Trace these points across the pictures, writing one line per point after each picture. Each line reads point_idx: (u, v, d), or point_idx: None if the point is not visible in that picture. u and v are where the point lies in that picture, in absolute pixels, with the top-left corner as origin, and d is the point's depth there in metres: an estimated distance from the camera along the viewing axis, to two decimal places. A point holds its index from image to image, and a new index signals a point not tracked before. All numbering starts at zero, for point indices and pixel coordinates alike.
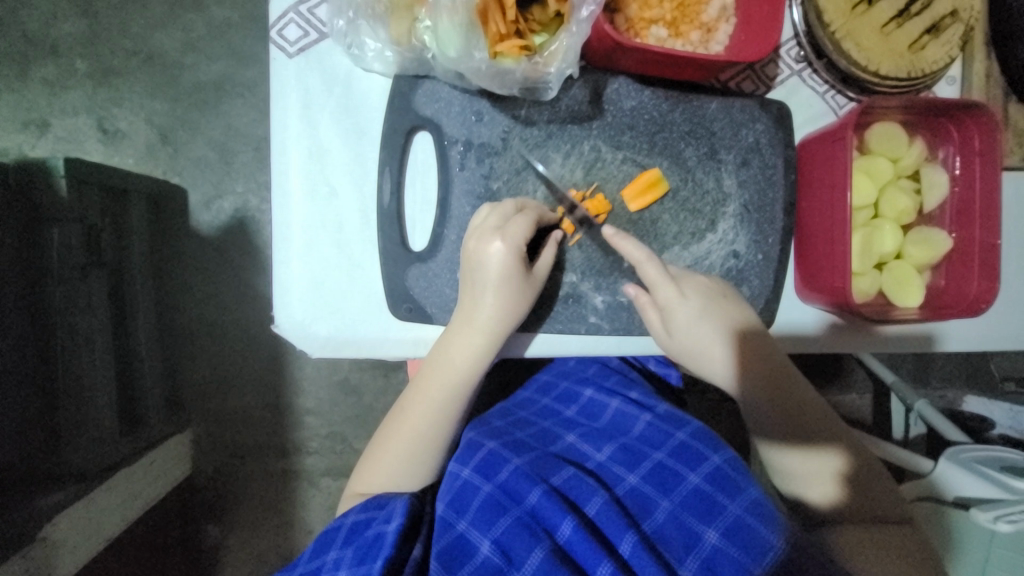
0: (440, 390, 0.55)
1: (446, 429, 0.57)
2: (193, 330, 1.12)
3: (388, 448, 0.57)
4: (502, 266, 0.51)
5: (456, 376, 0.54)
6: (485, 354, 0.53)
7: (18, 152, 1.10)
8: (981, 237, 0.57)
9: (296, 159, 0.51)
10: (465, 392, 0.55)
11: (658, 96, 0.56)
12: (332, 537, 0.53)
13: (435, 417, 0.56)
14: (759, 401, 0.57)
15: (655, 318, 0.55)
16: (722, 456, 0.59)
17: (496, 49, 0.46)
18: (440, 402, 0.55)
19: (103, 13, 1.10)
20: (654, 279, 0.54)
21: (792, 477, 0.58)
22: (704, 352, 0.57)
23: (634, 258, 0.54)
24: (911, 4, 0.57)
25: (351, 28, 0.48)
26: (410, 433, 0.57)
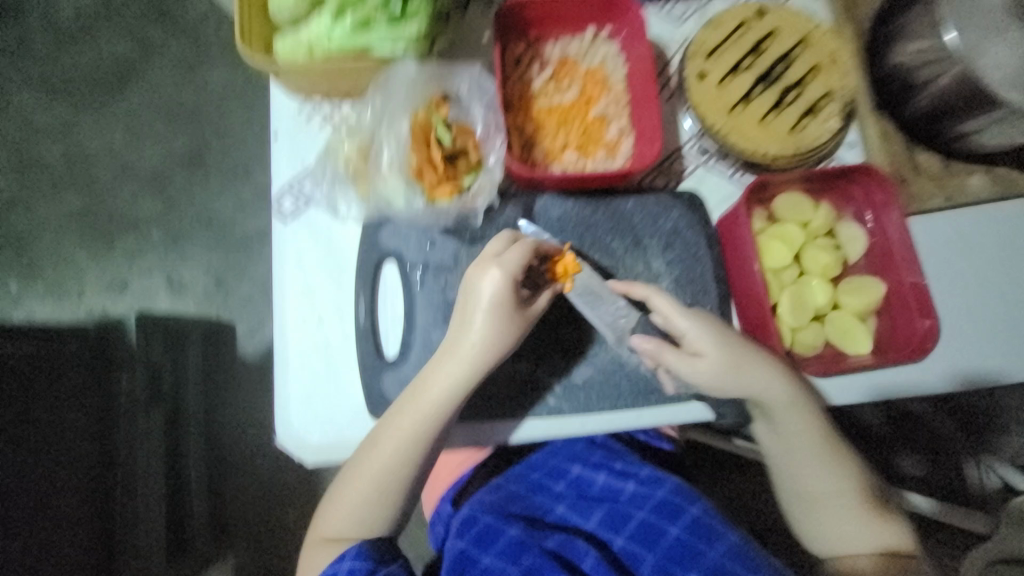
0: (403, 434, 0.58)
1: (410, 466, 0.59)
2: (235, 452, 1.21)
3: (351, 494, 0.60)
4: (492, 292, 0.58)
5: (432, 405, 0.58)
6: (457, 384, 0.58)
7: (102, 309, 1.33)
8: (908, 279, 0.61)
9: (292, 297, 0.64)
10: (425, 442, 0.58)
11: (580, 203, 0.66)
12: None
13: (391, 467, 0.59)
14: (797, 432, 0.62)
15: (680, 356, 0.60)
16: (700, 507, 0.62)
17: (433, 195, 0.60)
18: (414, 432, 0.58)
19: (174, 192, 1.39)
20: (674, 314, 0.60)
21: (817, 508, 0.65)
22: (742, 381, 0.59)
23: (648, 298, 0.61)
24: (784, 97, 0.67)
25: (329, 196, 0.64)
26: (371, 477, 0.59)
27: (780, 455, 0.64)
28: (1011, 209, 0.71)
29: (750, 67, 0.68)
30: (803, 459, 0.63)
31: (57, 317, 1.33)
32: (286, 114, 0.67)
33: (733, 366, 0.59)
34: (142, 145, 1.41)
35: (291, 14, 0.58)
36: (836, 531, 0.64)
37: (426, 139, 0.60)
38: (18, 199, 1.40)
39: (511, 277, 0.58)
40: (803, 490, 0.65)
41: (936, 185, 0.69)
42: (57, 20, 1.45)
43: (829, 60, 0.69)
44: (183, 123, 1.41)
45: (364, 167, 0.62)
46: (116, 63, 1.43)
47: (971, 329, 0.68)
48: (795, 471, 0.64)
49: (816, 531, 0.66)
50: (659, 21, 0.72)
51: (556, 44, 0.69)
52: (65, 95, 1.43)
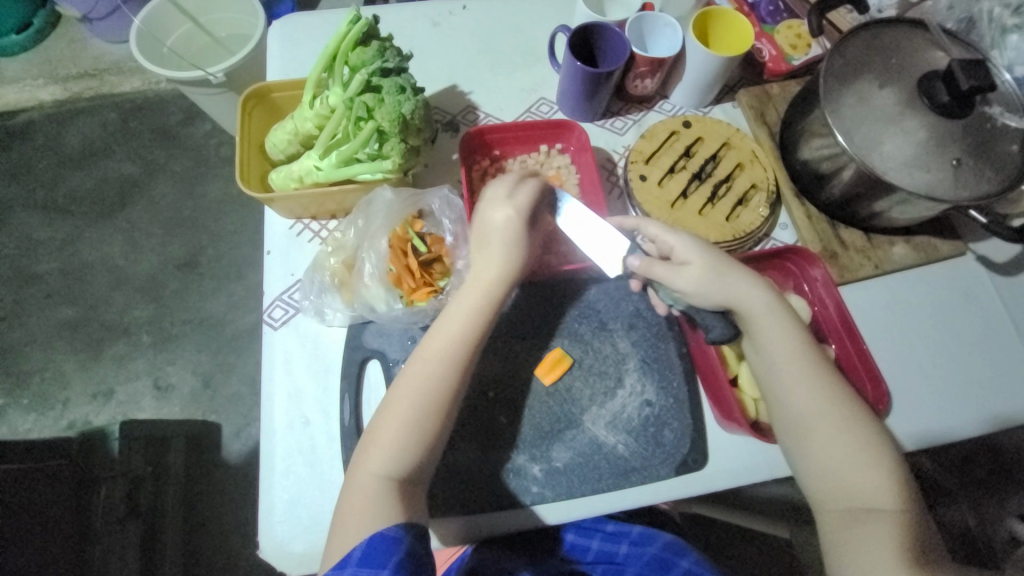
0: (439, 347, 0.59)
1: (452, 383, 0.59)
2: (217, 560, 1.21)
3: (394, 421, 0.57)
4: (504, 221, 0.62)
5: (474, 321, 0.60)
6: (494, 297, 0.61)
7: (85, 419, 1.33)
8: (851, 344, 0.68)
9: (279, 401, 0.67)
10: (465, 362, 0.59)
11: (548, 294, 0.72)
12: (387, 547, 0.52)
13: (430, 394, 0.58)
14: (790, 348, 0.62)
15: (667, 268, 0.63)
16: (689, 559, 0.70)
17: (411, 298, 0.66)
18: (457, 347, 0.59)
19: (166, 297, 1.45)
20: (665, 234, 0.64)
21: (828, 449, 0.60)
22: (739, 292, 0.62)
23: (641, 227, 0.66)
24: (716, 191, 0.78)
25: (317, 303, 0.69)
26: (413, 401, 0.57)
27: (782, 379, 0.62)
28: (938, 272, 0.79)
29: (683, 167, 0.79)
30: (804, 382, 0.61)
31: (37, 430, 1.32)
32: (278, 232, 0.75)
33: (729, 274, 0.63)
34: (138, 254, 1.49)
35: (285, 153, 0.74)
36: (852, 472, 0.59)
37: (403, 249, 0.67)
38: (12, 312, 1.44)
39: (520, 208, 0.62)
40: (814, 431, 0.60)
41: (865, 256, 0.78)
42: (71, 148, 1.59)
43: (750, 159, 0.80)
44: (180, 232, 1.51)
45: (347, 278, 0.69)
46: (121, 183, 1.56)
47: (923, 384, 0.72)
48: (795, 398, 0.61)
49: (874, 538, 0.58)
50: (603, 134, 0.85)
51: (515, 159, 0.80)
52: (69, 213, 1.53)
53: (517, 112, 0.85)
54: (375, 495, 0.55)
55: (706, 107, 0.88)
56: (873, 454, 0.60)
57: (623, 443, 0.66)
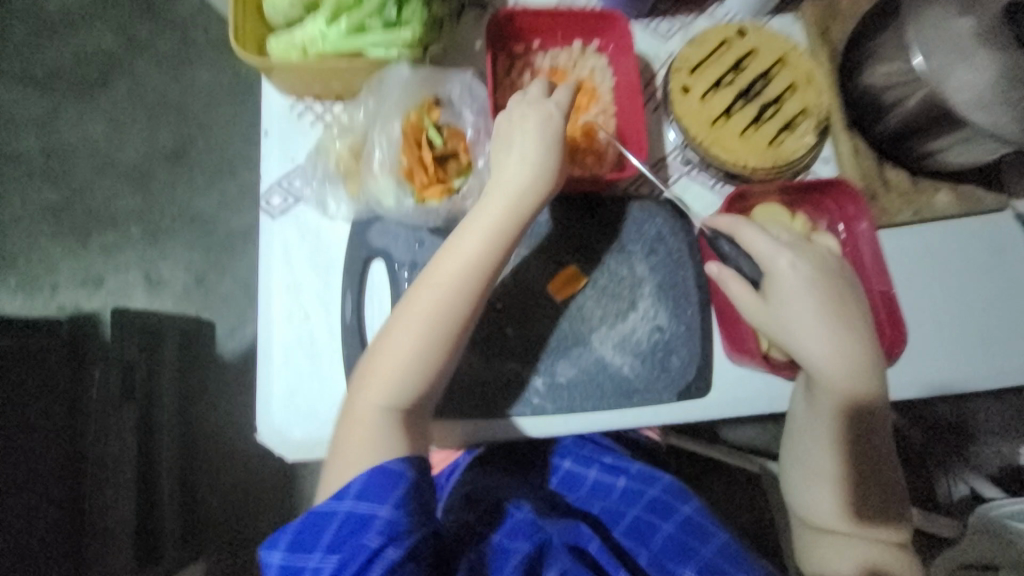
0: (437, 294, 0.55)
1: (444, 327, 0.55)
2: (210, 452, 1.23)
3: (397, 349, 0.55)
4: (519, 135, 0.58)
5: (466, 279, 0.55)
6: (486, 249, 0.56)
7: (77, 304, 1.30)
8: (878, 289, 0.65)
9: (278, 293, 0.64)
10: (463, 304, 0.55)
11: (568, 208, 0.68)
12: (388, 482, 0.51)
13: (428, 340, 0.55)
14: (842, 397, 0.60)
15: (747, 291, 0.61)
16: (692, 506, 0.65)
17: (423, 195, 0.62)
18: (449, 301, 0.55)
19: (155, 188, 1.37)
20: (765, 249, 0.60)
21: (825, 482, 0.62)
22: (812, 334, 0.59)
23: (733, 232, 0.62)
24: (763, 112, 0.70)
25: (320, 193, 0.64)
26: (414, 333, 0.55)
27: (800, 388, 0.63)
28: (975, 226, 0.75)
29: (730, 83, 0.71)
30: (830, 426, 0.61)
31: (27, 312, 1.30)
32: (276, 112, 0.67)
33: (809, 289, 0.59)
34: (123, 139, 1.39)
35: (285, 18, 0.63)
36: (823, 473, 0.61)
37: (418, 140, 0.61)
38: None
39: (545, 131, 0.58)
40: (817, 464, 0.62)
41: (904, 200, 0.73)
42: (43, 10, 1.42)
43: (804, 80, 0.72)
44: (167, 118, 1.39)
45: (355, 168, 0.63)
46: (100, 56, 1.41)
47: (936, 336, 0.71)
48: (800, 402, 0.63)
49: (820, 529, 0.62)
50: (645, 37, 0.76)
51: (546, 54, 0.71)
52: (45, 86, 1.40)
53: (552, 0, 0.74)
54: (376, 424, 0.54)
55: (764, 17, 0.78)
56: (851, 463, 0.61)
57: (629, 365, 0.65)
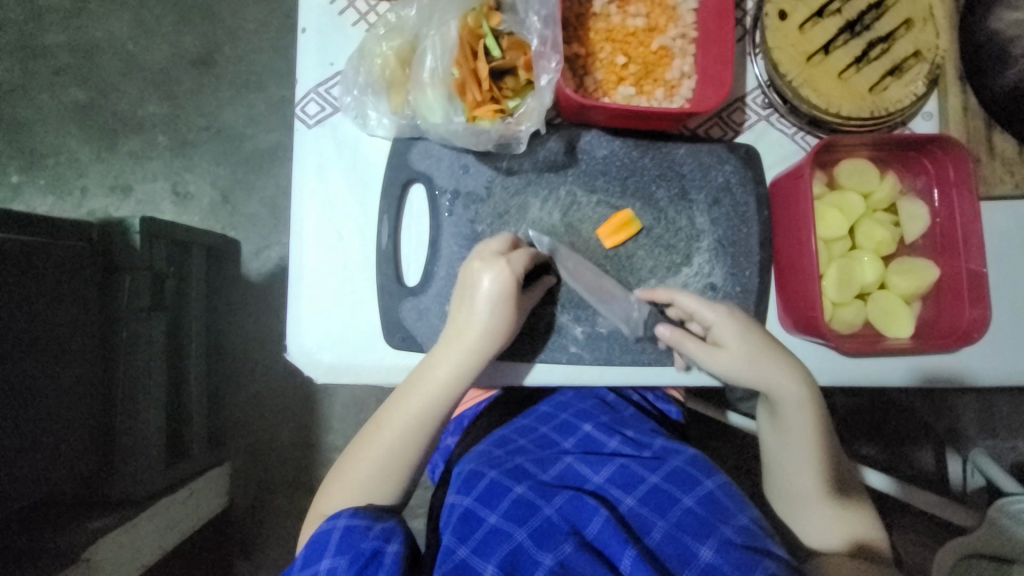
0: (403, 422, 0.56)
1: (395, 466, 0.56)
2: (238, 366, 1.29)
3: (345, 481, 0.57)
4: (490, 291, 0.54)
5: (415, 422, 0.56)
6: (438, 399, 0.56)
7: (105, 212, 1.31)
8: (968, 265, 0.58)
9: (311, 211, 0.60)
10: (410, 450, 0.57)
11: (628, 145, 0.61)
12: (324, 542, 0.53)
13: (391, 458, 0.56)
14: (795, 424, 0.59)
15: (702, 348, 0.58)
16: (716, 481, 0.60)
17: (474, 114, 0.55)
18: (397, 441, 0.56)
19: (182, 95, 1.31)
20: (703, 309, 0.57)
21: (805, 503, 0.60)
22: (759, 371, 0.56)
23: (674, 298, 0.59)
24: (869, 51, 0.61)
25: (359, 103, 0.58)
26: (363, 471, 0.56)
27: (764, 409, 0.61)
28: None
29: (837, 11, 0.61)
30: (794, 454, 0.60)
31: (58, 214, 1.29)
32: (316, 6, 0.60)
33: (758, 350, 0.56)
34: (149, 39, 1.31)
35: None
36: (792, 477, 0.60)
37: (473, 49, 0.55)
38: (16, 82, 1.32)
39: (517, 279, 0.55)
40: (793, 486, 0.60)
41: (1008, 170, 0.65)
42: None
43: (922, 16, 0.61)
44: (194, 18, 1.31)
45: (401, 78, 0.57)
46: None
47: (1015, 324, 0.64)
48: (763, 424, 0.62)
49: (798, 522, 0.61)
50: None
51: None
52: None
53: None
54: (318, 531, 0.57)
55: None
56: (817, 467, 0.60)
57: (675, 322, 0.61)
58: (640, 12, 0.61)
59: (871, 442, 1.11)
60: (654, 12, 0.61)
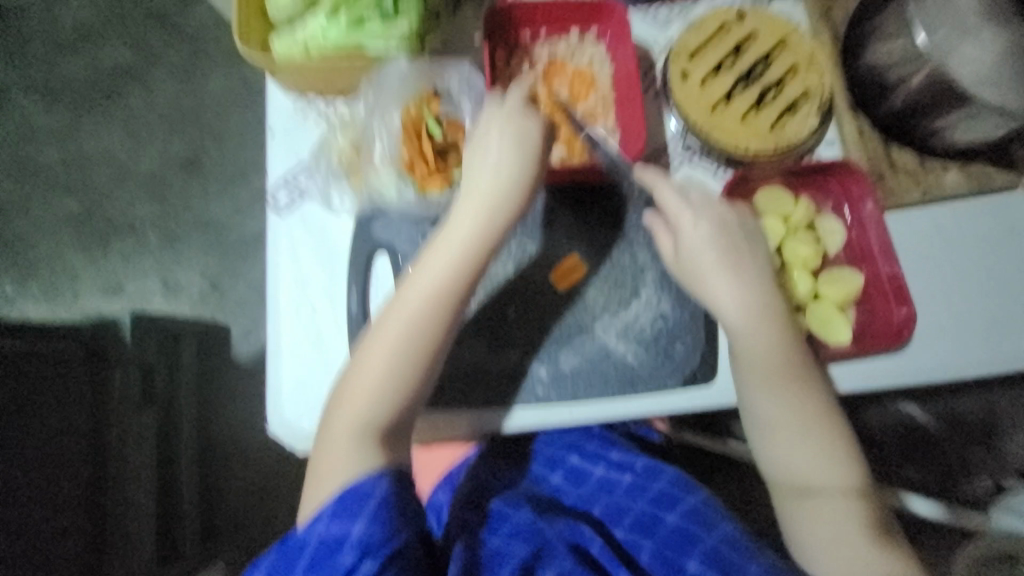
0: (430, 288, 0.56)
1: (423, 337, 0.56)
2: (229, 454, 1.25)
3: (374, 364, 0.56)
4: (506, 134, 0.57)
5: (439, 289, 0.56)
6: (464, 256, 0.57)
7: (96, 311, 1.35)
8: (884, 270, 0.65)
9: (286, 288, 0.65)
10: (437, 315, 0.56)
11: (568, 198, 0.68)
12: (362, 499, 0.52)
13: (398, 371, 0.56)
14: (771, 353, 0.60)
15: (672, 238, 0.63)
16: (697, 497, 0.64)
17: (424, 187, 0.63)
18: (424, 315, 0.56)
19: (171, 196, 1.40)
20: (697, 218, 0.62)
21: (784, 435, 0.61)
22: (717, 279, 0.61)
23: (653, 188, 0.64)
24: (764, 96, 0.70)
25: (323, 188, 0.66)
26: (392, 342, 0.55)
27: (759, 381, 0.61)
28: (986, 206, 0.73)
29: (730, 68, 0.70)
30: (771, 392, 0.61)
31: (51, 318, 1.34)
32: (281, 111, 0.69)
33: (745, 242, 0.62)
34: (140, 149, 1.43)
35: (286, 14, 0.61)
36: (803, 473, 0.61)
37: (417, 133, 0.63)
38: (13, 200, 1.41)
39: (527, 119, 0.58)
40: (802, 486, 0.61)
41: (913, 181, 0.72)
42: (62, 27, 1.47)
43: (806, 62, 0.71)
44: (181, 127, 1.43)
45: (358, 163, 0.65)
46: (116, 71, 1.45)
47: (950, 317, 0.69)
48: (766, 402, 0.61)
49: (805, 532, 0.61)
50: (645, 27, 0.75)
51: (543, 45, 0.71)
52: (65, 100, 1.45)
53: None
54: (354, 434, 0.55)
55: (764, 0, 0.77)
56: (827, 464, 0.61)
57: (633, 352, 0.65)
58: (562, 86, 0.70)
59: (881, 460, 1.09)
60: (575, 83, 0.70)
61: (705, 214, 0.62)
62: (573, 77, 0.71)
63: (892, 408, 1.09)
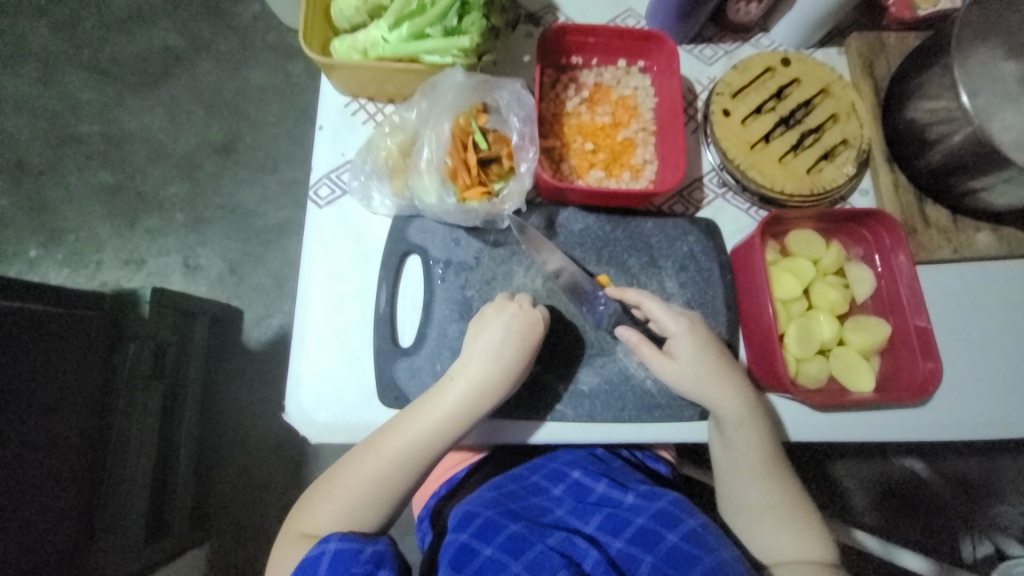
0: (451, 401, 0.59)
1: (434, 447, 0.58)
2: (229, 441, 1.28)
3: (388, 454, 0.58)
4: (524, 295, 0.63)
5: (458, 403, 0.59)
6: (488, 383, 0.59)
7: (116, 283, 1.38)
8: (913, 322, 0.64)
9: (317, 279, 0.66)
10: (451, 433, 0.58)
11: (601, 220, 0.69)
12: (314, 564, 0.52)
13: (403, 468, 0.58)
14: (749, 427, 0.61)
15: (656, 353, 0.62)
16: (698, 519, 0.60)
17: (464, 195, 0.65)
18: (440, 424, 0.58)
19: (203, 178, 1.44)
20: (666, 315, 0.62)
21: (760, 515, 0.60)
22: (715, 384, 0.60)
23: (639, 303, 0.63)
24: (803, 139, 0.71)
25: (366, 186, 0.67)
26: (411, 441, 0.58)
27: (735, 464, 0.61)
28: (1016, 269, 0.73)
29: (772, 109, 0.72)
30: (754, 472, 0.61)
31: (72, 285, 1.36)
32: (332, 109, 0.71)
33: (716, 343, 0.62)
34: (179, 130, 1.47)
35: (349, 23, 0.66)
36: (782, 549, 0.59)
37: (463, 142, 0.65)
38: (51, 167, 1.45)
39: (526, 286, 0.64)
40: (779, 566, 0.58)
41: (944, 238, 0.72)
42: (119, 8, 1.53)
43: (847, 111, 0.72)
44: (221, 113, 1.47)
45: (402, 167, 0.67)
46: (167, 54, 1.51)
47: (973, 378, 0.69)
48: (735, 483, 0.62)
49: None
50: (690, 62, 0.77)
51: (591, 71, 0.74)
52: (114, 77, 1.50)
53: (600, 20, 0.77)
54: (336, 507, 0.57)
55: (809, 48, 0.79)
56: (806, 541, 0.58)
57: (652, 378, 0.65)
58: (606, 111, 0.72)
59: (876, 510, 1.10)
60: (618, 110, 0.72)
61: (697, 319, 0.62)
62: (617, 104, 0.72)
63: (894, 462, 1.11)
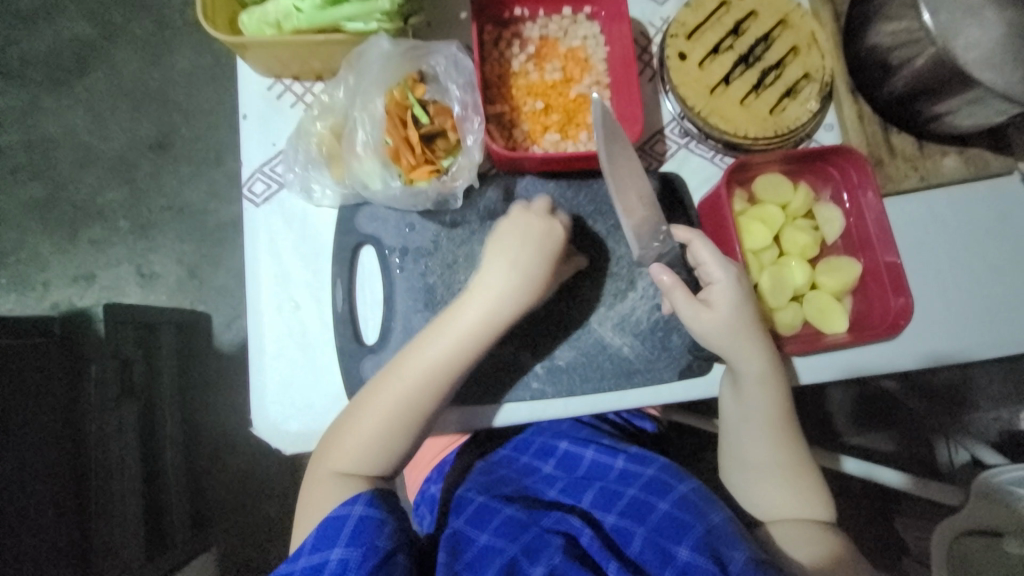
0: (445, 346, 0.55)
1: (431, 403, 0.55)
2: (215, 450, 1.24)
3: (379, 410, 0.54)
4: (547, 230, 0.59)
5: (459, 347, 0.55)
6: (488, 323, 0.56)
7: (68, 302, 1.29)
8: (883, 258, 0.63)
9: (266, 284, 0.62)
10: (444, 387, 0.55)
11: (562, 186, 0.66)
12: (338, 525, 0.50)
13: (397, 430, 0.54)
14: (768, 381, 0.59)
15: (689, 300, 0.58)
16: (688, 485, 0.60)
17: (411, 177, 0.60)
18: (438, 370, 0.54)
19: (141, 180, 1.33)
20: (712, 263, 0.58)
21: (762, 464, 0.60)
22: (737, 343, 0.58)
23: (687, 242, 0.60)
24: (763, 78, 0.67)
25: (303, 177, 0.62)
26: (407, 393, 0.54)
27: (746, 416, 0.61)
28: (982, 190, 0.72)
29: (729, 47, 0.67)
30: (766, 421, 0.60)
31: (21, 311, 1.28)
32: (255, 94, 0.64)
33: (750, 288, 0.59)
34: (105, 129, 1.34)
35: None
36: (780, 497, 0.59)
37: (402, 118, 0.60)
38: None
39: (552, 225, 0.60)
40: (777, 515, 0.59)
41: (910, 166, 0.71)
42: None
43: (807, 42, 0.68)
44: (148, 106, 1.35)
45: (339, 153, 0.61)
46: (76, 44, 1.35)
47: (941, 305, 0.69)
48: (743, 432, 0.61)
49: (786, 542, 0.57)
50: (640, 3, 0.71)
51: (536, 23, 0.68)
52: (20, 77, 1.35)
53: None
54: (336, 482, 0.54)
55: None
56: (802, 488, 0.59)
57: (629, 344, 0.64)
58: (555, 66, 0.67)
59: (853, 431, 1.16)
60: (568, 63, 0.67)
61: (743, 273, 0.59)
62: (566, 57, 0.67)
63: (868, 383, 1.15)
